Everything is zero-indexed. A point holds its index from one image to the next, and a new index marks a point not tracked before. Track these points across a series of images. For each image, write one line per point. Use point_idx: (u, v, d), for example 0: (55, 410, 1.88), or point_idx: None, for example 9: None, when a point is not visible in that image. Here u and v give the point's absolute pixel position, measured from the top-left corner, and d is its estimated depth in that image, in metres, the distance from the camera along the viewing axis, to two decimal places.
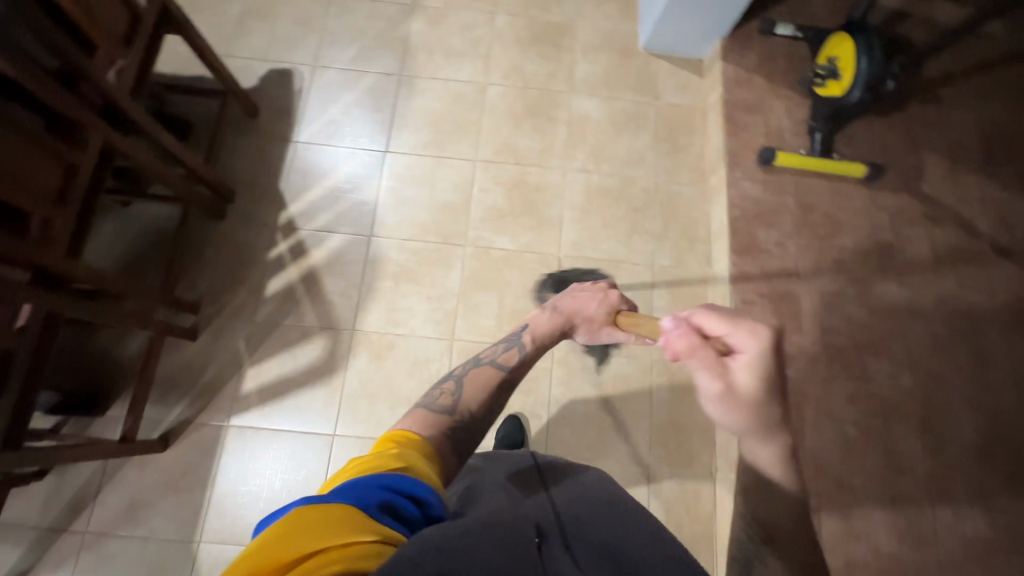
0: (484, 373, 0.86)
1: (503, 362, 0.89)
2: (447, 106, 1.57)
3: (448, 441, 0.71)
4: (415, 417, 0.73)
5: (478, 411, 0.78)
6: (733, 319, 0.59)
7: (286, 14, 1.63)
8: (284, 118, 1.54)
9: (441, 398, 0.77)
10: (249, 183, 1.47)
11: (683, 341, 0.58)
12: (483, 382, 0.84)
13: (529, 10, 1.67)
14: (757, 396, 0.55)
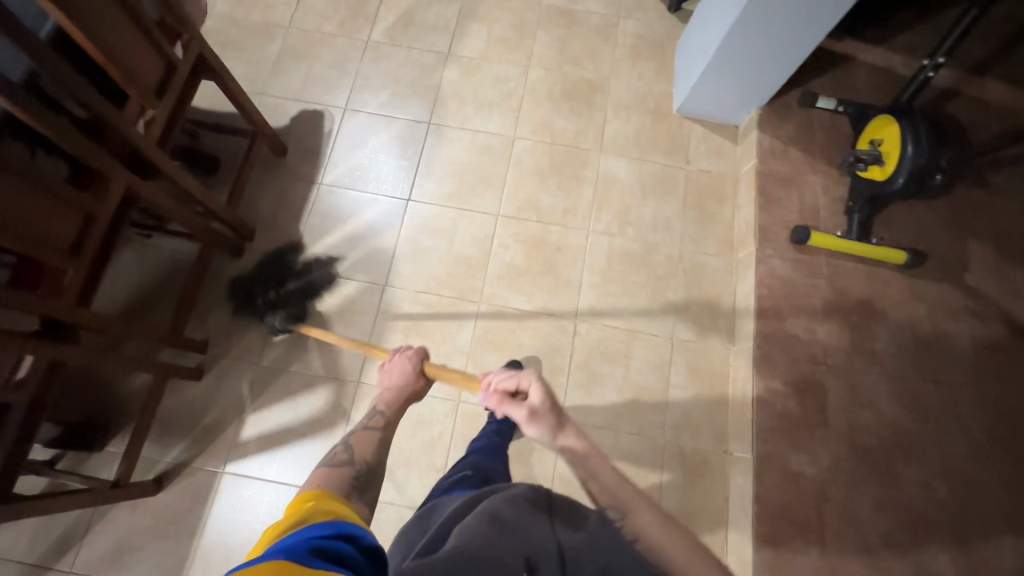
0: (365, 437, 0.88)
1: (371, 426, 0.91)
2: (473, 157, 1.55)
3: (355, 485, 0.77)
4: (318, 474, 0.77)
5: (375, 461, 0.84)
6: (513, 372, 0.83)
7: (323, 56, 1.66)
8: (310, 158, 1.54)
9: (337, 453, 0.82)
10: (270, 223, 1.47)
11: (493, 399, 0.82)
12: (368, 442, 0.87)
13: (563, 65, 1.66)
14: (547, 405, 0.77)
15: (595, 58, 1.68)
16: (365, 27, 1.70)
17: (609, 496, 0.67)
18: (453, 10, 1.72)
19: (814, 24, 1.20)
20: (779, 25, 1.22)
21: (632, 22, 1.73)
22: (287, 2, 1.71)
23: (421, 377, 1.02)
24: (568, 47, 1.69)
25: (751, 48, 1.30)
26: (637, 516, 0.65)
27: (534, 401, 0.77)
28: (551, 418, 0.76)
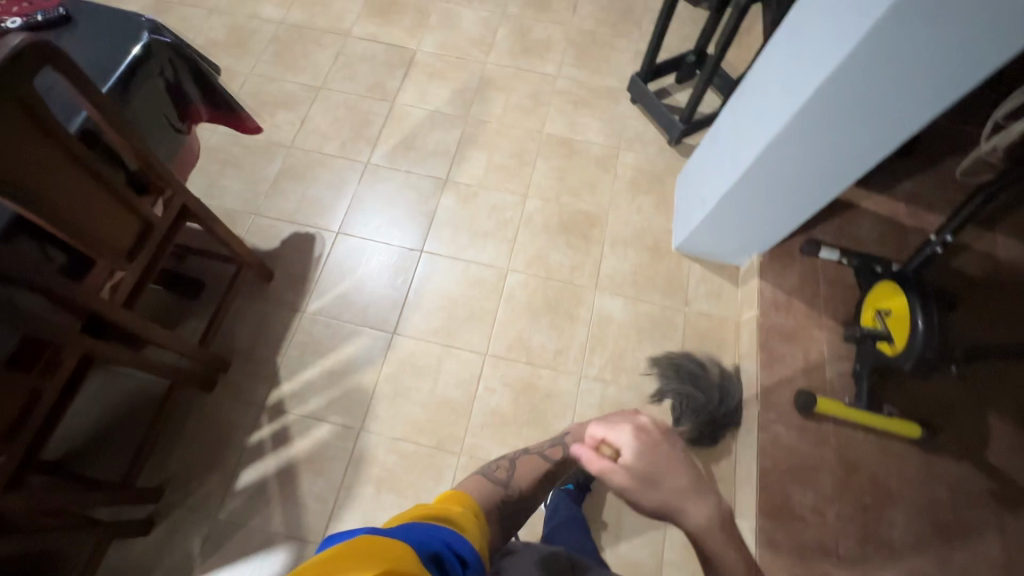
0: (531, 461, 0.88)
1: (552, 450, 0.91)
2: (464, 289, 1.50)
3: (500, 511, 0.76)
4: (472, 480, 0.80)
5: (527, 492, 0.82)
6: (608, 424, 0.74)
7: (321, 177, 1.65)
8: (296, 284, 1.49)
9: (499, 470, 0.83)
10: (247, 353, 1.40)
11: (581, 456, 0.72)
12: (531, 469, 0.87)
13: (561, 196, 1.65)
14: (640, 479, 0.69)
15: (594, 189, 1.67)
16: (365, 149, 1.71)
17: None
18: (454, 135, 1.74)
19: (825, 182, 1.18)
20: (791, 177, 1.19)
21: (632, 155, 1.73)
22: (292, 123, 1.74)
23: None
24: (567, 177, 1.68)
25: (759, 195, 1.27)
26: None
27: (619, 472, 0.69)
28: (649, 499, 0.68)
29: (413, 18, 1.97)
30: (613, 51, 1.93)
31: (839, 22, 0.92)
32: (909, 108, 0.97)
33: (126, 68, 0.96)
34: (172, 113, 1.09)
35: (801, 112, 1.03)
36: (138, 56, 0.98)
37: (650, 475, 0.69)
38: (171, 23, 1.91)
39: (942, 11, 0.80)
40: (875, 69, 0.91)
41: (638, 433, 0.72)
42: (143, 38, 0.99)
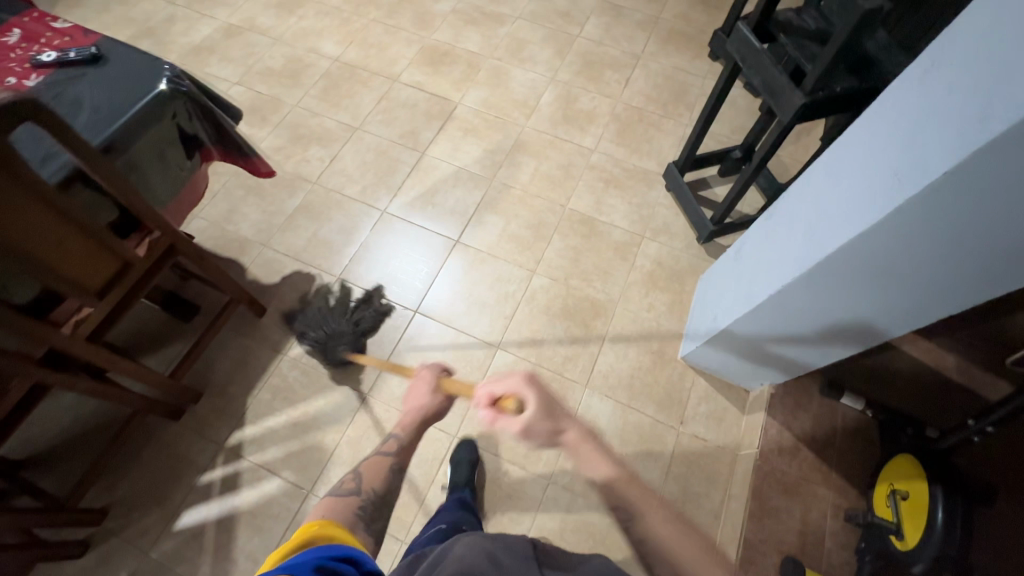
0: (376, 463, 0.86)
1: (384, 449, 0.88)
2: (448, 361, 1.44)
3: (362, 518, 0.75)
4: (323, 504, 0.76)
5: (382, 492, 0.82)
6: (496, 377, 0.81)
7: (335, 218, 1.66)
8: (285, 324, 1.48)
9: (344, 482, 0.80)
10: (221, 387, 1.39)
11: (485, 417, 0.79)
12: (376, 470, 0.85)
13: (569, 277, 1.57)
14: (541, 410, 0.76)
15: (607, 277, 1.58)
16: (385, 196, 1.70)
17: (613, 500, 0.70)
18: (475, 197, 1.71)
19: (850, 335, 1.01)
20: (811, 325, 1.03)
21: (655, 246, 1.63)
22: (322, 159, 1.76)
23: (441, 393, 0.95)
24: (581, 259, 1.60)
25: (772, 333, 1.12)
26: (647, 516, 0.67)
27: (529, 414, 0.76)
28: (542, 429, 0.75)
29: (462, 71, 1.97)
30: (657, 133, 1.86)
31: (873, 180, 0.77)
32: (952, 290, 0.79)
33: (136, 111, 0.98)
34: (180, 152, 1.11)
35: (820, 266, 0.88)
36: (154, 102, 1.01)
37: (546, 409, 0.76)
38: (237, 48, 2.02)
39: (983, 218, 0.66)
40: (911, 243, 0.75)
41: (530, 382, 0.78)
42: (163, 85, 1.02)
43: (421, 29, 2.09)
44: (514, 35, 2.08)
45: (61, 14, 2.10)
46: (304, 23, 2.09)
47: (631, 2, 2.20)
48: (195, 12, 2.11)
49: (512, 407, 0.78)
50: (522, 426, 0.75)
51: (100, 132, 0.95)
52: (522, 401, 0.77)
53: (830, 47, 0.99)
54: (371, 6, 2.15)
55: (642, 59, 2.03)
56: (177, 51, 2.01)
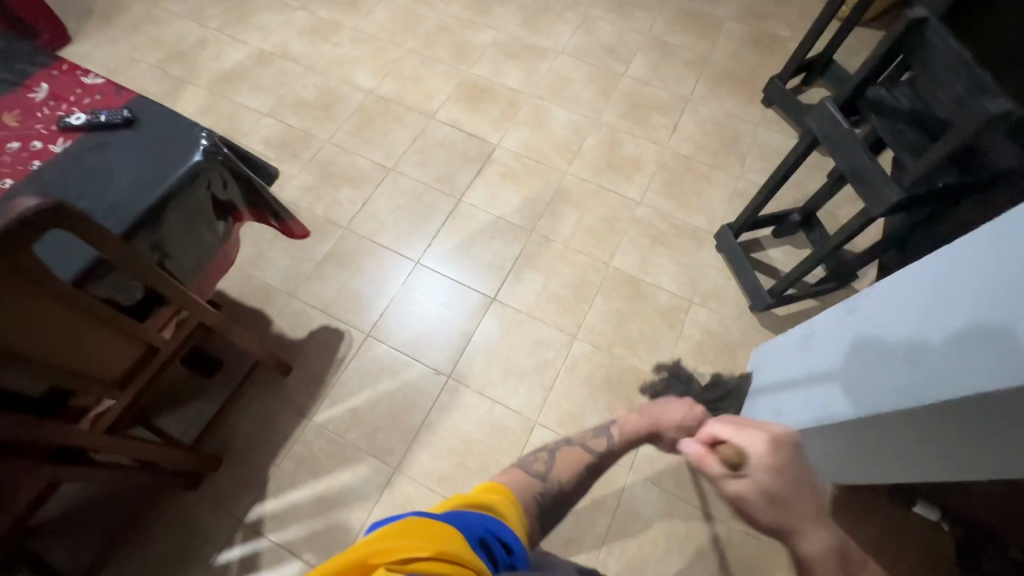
0: (573, 454, 0.75)
1: (593, 442, 0.77)
2: (482, 434, 1.35)
3: (537, 510, 0.64)
4: (510, 476, 0.67)
5: (568, 487, 0.70)
6: (739, 428, 0.70)
7: (366, 268, 1.57)
8: (311, 386, 1.40)
9: (537, 461, 0.70)
10: (242, 454, 1.31)
11: (695, 452, 0.71)
12: (571, 465, 0.73)
13: (613, 345, 1.47)
14: (767, 491, 0.62)
15: (653, 346, 1.48)
16: (419, 245, 1.61)
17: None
18: (514, 250, 1.61)
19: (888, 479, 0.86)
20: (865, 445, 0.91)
21: (704, 313, 1.53)
22: (354, 202, 1.68)
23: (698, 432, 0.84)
24: (626, 324, 1.50)
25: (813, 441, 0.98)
26: None
27: (748, 481, 0.64)
28: (771, 515, 0.61)
29: (502, 110, 1.88)
30: (707, 185, 1.75)
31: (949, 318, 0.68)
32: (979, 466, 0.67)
33: (167, 190, 0.90)
34: (213, 223, 1.03)
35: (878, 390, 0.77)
36: (186, 178, 0.92)
37: (780, 491, 0.62)
38: (269, 76, 1.94)
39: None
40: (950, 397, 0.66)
41: (776, 448, 0.66)
42: (195, 158, 0.93)
43: (459, 61, 2.00)
44: (557, 72, 1.98)
45: (90, 33, 2.03)
46: (338, 52, 2.01)
47: (679, 39, 2.09)
48: (227, 36, 2.04)
49: (727, 455, 0.68)
50: (744, 489, 0.63)
51: (124, 220, 0.87)
52: (741, 457, 0.67)
53: (941, 145, 0.88)
54: (408, 35, 2.07)
55: (691, 102, 1.93)
56: (206, 77, 1.93)
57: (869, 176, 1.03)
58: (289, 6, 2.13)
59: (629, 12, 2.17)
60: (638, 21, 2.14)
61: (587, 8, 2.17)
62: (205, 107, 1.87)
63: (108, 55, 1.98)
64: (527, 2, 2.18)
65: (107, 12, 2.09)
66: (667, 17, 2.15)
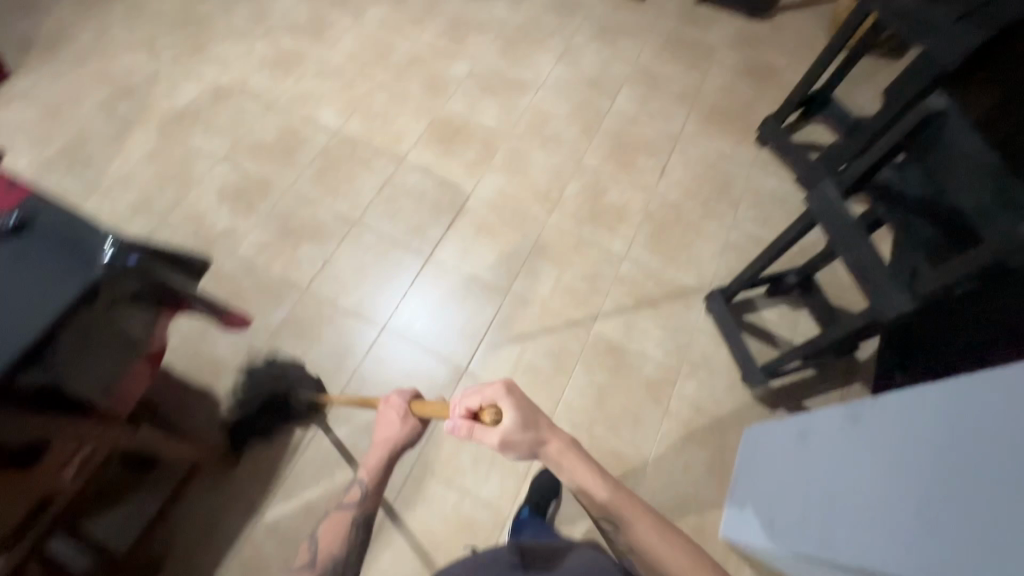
0: (338, 520, 0.89)
1: (348, 500, 0.91)
2: (449, 532, 1.24)
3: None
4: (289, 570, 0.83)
5: (344, 554, 0.85)
6: (478, 391, 0.82)
7: (326, 338, 1.44)
8: (262, 477, 1.28)
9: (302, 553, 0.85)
10: (183, 560, 1.19)
11: (461, 430, 0.79)
12: (335, 531, 0.87)
13: (593, 425, 1.36)
14: (523, 423, 0.78)
15: (636, 425, 1.36)
16: (384, 310, 1.48)
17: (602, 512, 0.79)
18: (487, 314, 1.49)
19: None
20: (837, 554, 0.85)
21: (693, 386, 1.41)
22: (314, 260, 1.55)
23: (412, 418, 0.94)
24: (607, 401, 1.39)
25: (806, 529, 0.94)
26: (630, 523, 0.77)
27: (510, 426, 0.77)
28: (524, 443, 0.77)
29: (476, 152, 1.75)
30: (697, 237, 1.63)
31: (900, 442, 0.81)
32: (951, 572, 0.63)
33: (59, 316, 0.76)
34: (125, 332, 0.90)
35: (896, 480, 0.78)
36: (82, 296, 0.78)
37: (530, 423, 0.78)
38: (226, 115, 1.79)
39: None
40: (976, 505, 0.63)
41: (509, 393, 0.80)
42: (93, 272, 0.79)
43: (432, 97, 1.86)
44: (537, 108, 1.84)
45: (31, 67, 1.87)
46: (302, 86, 1.87)
47: (669, 69, 1.96)
48: (181, 69, 1.89)
49: (490, 419, 0.78)
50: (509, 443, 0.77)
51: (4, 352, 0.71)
52: (500, 414, 0.78)
53: (962, 261, 0.77)
54: (378, 66, 1.92)
55: (680, 141, 1.80)
56: (157, 117, 1.79)
57: (873, 272, 0.91)
58: (250, 35, 1.98)
59: (615, 39, 2.03)
60: (625, 49, 2.00)
61: (571, 35, 2.03)
62: (154, 151, 1.72)
63: (49, 90, 1.82)
64: (506, 29, 2.03)
65: (52, 42, 1.93)
66: (656, 45, 2.02)
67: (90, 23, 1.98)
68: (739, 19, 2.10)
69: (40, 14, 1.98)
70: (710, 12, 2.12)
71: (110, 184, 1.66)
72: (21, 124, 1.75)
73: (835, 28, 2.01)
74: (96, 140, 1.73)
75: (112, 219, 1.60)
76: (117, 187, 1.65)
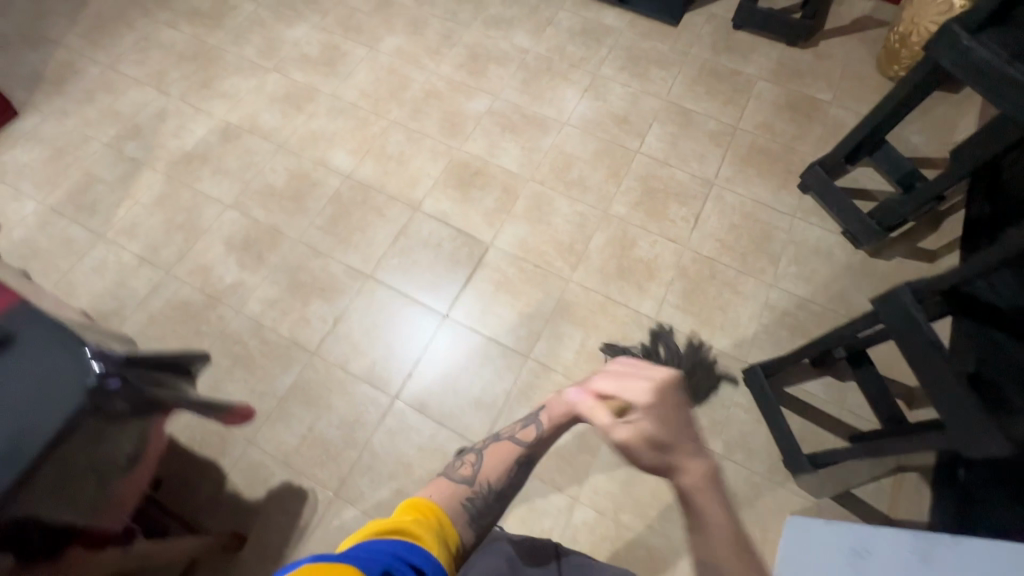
0: (503, 449, 0.73)
1: (522, 436, 0.74)
2: None
3: (468, 514, 0.64)
4: (434, 487, 0.67)
5: (499, 486, 0.70)
6: (622, 378, 0.63)
7: (336, 407, 1.36)
8: (268, 563, 1.21)
9: (461, 467, 0.70)
10: None
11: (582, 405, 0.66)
12: (501, 458, 0.72)
13: (619, 511, 1.26)
14: (653, 438, 0.58)
15: (668, 513, 1.26)
16: (397, 377, 1.40)
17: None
18: (507, 383, 1.39)
19: None
20: None
21: (729, 468, 1.30)
22: (323, 319, 1.47)
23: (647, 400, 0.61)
24: (636, 483, 1.29)
25: None
26: None
27: (631, 432, 0.58)
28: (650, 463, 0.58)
29: (496, 199, 1.64)
30: (734, 296, 1.51)
31: None
32: None
33: (31, 462, 0.68)
34: (121, 447, 0.84)
35: None
36: (55, 438, 0.70)
37: (663, 438, 0.58)
38: (235, 157, 1.72)
39: None
40: None
41: (653, 398, 0.60)
42: (68, 408, 0.71)
43: (449, 136, 1.76)
44: (561, 149, 1.73)
45: (39, 104, 1.81)
46: (313, 125, 1.78)
47: (702, 105, 1.83)
48: (190, 106, 1.81)
49: (617, 410, 0.62)
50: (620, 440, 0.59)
51: None
52: (628, 409, 0.61)
53: None
54: (393, 102, 1.83)
55: (715, 187, 1.67)
56: (165, 158, 1.71)
57: (949, 385, 0.86)
58: (261, 68, 1.90)
59: (644, 71, 1.90)
60: (655, 82, 1.87)
61: (597, 66, 1.91)
62: (161, 196, 1.65)
63: (57, 130, 1.76)
64: (529, 60, 1.92)
65: (60, 77, 1.86)
66: (689, 78, 1.88)
67: (99, 56, 1.91)
68: (778, 48, 1.96)
69: (49, 47, 1.93)
70: (747, 39, 1.98)
71: (115, 231, 1.59)
72: (27, 167, 1.69)
73: (884, 59, 1.85)
74: (103, 184, 1.67)
75: (117, 271, 1.53)
76: (122, 235, 1.59)
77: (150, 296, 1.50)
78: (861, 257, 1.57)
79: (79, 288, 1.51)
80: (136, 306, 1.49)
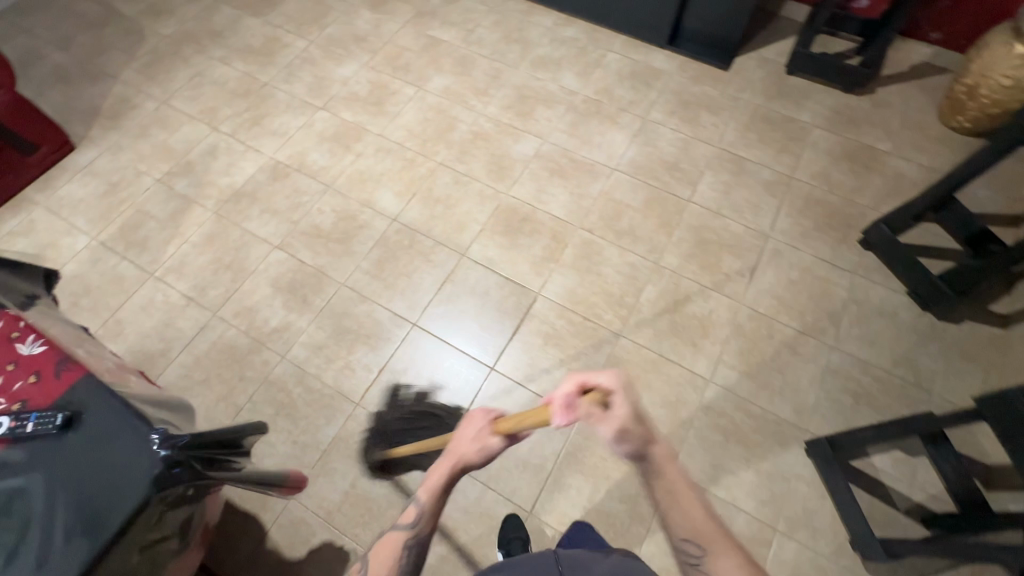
0: (392, 538, 0.78)
1: (403, 519, 0.77)
2: None
3: None
4: None
5: None
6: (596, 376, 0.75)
7: None
8: None
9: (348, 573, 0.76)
10: None
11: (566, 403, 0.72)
12: (389, 552, 0.77)
13: None
14: (634, 415, 0.74)
15: None
16: None
17: (691, 533, 0.74)
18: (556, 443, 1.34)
19: None
20: None
21: (793, 548, 1.22)
22: (368, 368, 1.44)
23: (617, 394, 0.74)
24: None
25: None
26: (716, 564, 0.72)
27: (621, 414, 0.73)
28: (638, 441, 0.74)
29: (544, 246, 1.61)
30: (793, 359, 1.44)
31: None
32: None
33: (93, 556, 0.66)
34: (176, 526, 0.81)
35: None
36: (121, 528, 0.67)
37: (639, 424, 0.75)
38: (284, 196, 1.72)
39: None
40: None
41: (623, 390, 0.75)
42: (134, 494, 0.69)
43: (496, 179, 1.73)
44: (611, 196, 1.69)
45: (95, 138, 1.84)
46: (360, 165, 1.77)
47: (756, 152, 1.78)
48: (240, 143, 1.83)
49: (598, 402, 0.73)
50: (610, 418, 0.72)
51: None
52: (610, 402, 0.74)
53: None
54: (441, 143, 1.82)
55: (771, 240, 1.61)
56: (214, 196, 1.72)
57: None
58: (310, 106, 1.91)
59: (695, 115, 1.86)
60: (706, 127, 1.83)
61: (646, 110, 1.87)
62: (209, 234, 1.65)
63: (111, 165, 1.78)
64: (577, 103, 1.89)
65: (115, 112, 1.90)
66: (741, 124, 1.84)
67: (153, 91, 1.95)
68: (834, 94, 1.91)
69: (106, 81, 1.97)
70: (801, 85, 1.93)
71: (164, 269, 1.60)
72: (82, 202, 1.71)
73: (947, 108, 1.79)
74: (153, 221, 1.68)
75: (165, 311, 1.53)
76: (171, 274, 1.59)
77: (196, 338, 1.49)
78: (928, 320, 1.49)
79: (127, 327, 1.51)
80: (182, 348, 1.48)
